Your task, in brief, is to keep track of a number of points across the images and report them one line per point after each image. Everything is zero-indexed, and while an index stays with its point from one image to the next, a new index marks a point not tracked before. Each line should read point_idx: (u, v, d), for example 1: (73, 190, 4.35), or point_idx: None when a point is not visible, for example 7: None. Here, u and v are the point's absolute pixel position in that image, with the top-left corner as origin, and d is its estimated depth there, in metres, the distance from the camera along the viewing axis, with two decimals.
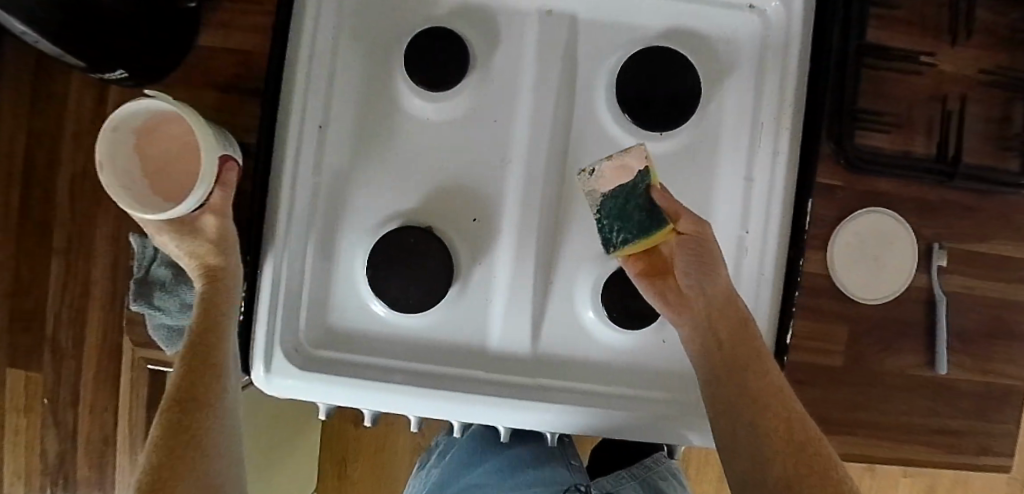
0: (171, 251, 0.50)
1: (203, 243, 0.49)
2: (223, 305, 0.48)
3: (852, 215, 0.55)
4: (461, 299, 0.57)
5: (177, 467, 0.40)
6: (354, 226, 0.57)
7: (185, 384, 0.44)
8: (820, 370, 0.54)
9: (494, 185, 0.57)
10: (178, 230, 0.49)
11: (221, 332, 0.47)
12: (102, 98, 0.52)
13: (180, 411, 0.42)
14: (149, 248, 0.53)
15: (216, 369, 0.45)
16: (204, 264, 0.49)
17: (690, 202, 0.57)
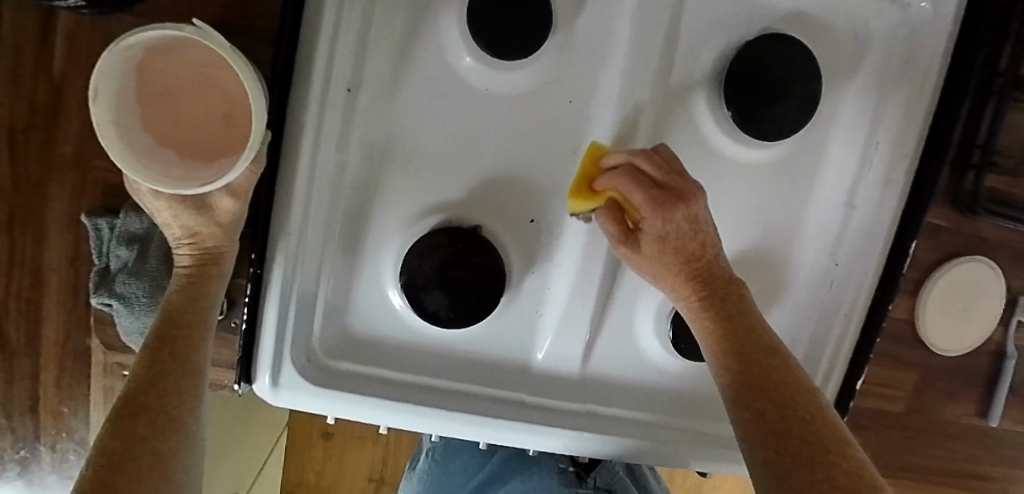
0: (156, 214, 0.39)
1: (209, 222, 0.39)
2: (209, 301, 0.40)
3: (951, 262, 0.50)
4: (507, 312, 0.49)
5: (150, 456, 0.34)
6: (386, 216, 0.47)
7: (158, 364, 0.37)
8: (880, 415, 0.52)
9: (560, 183, 0.47)
10: (178, 200, 0.38)
11: (203, 316, 0.40)
12: (47, 32, 0.40)
13: (135, 422, 0.35)
14: (104, 230, 0.42)
15: (192, 375, 0.38)
16: (194, 241, 0.39)
17: (783, 225, 0.49)
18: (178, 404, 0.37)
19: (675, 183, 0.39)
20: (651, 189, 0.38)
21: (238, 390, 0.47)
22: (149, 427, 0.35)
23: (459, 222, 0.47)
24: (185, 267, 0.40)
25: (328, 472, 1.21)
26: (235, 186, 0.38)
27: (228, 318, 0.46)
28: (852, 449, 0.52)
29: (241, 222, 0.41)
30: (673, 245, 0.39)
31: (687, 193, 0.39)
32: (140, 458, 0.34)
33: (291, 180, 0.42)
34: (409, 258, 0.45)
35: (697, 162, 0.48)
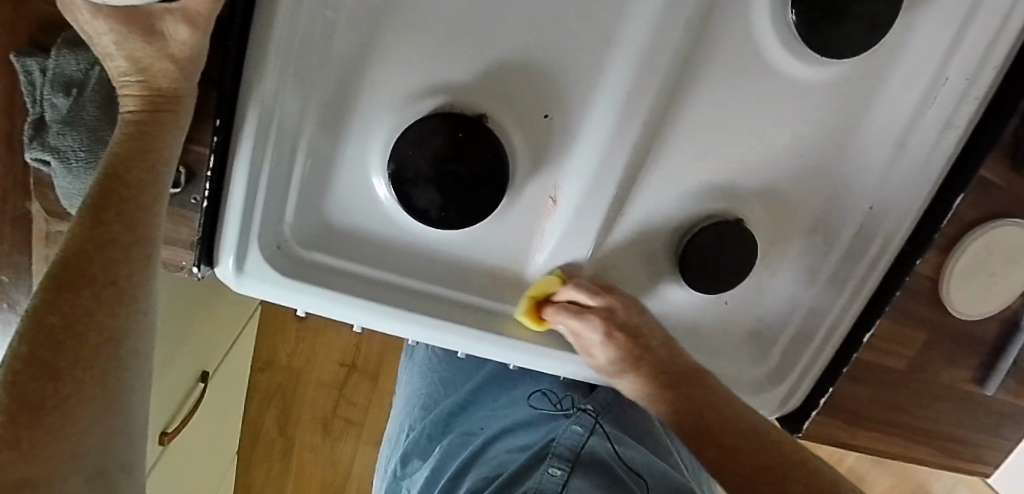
0: (95, 38, 0.32)
1: (160, 54, 0.32)
2: (159, 153, 0.33)
3: (991, 221, 0.45)
4: (505, 219, 0.44)
5: (93, 334, 0.30)
6: (377, 91, 0.40)
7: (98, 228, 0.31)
8: (879, 370, 0.49)
9: (583, 79, 0.40)
10: (123, 20, 0.31)
11: (153, 172, 0.33)
12: None
13: (76, 295, 0.30)
14: (35, 73, 0.35)
15: (144, 245, 0.33)
16: (144, 78, 0.33)
17: (820, 157, 0.44)
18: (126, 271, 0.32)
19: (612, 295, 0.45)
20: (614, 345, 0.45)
21: (197, 275, 0.42)
22: (94, 301, 0.31)
23: (461, 109, 0.41)
24: (133, 110, 0.33)
25: (302, 352, 1.24)
26: (193, 17, 0.32)
27: (186, 193, 0.39)
28: (843, 400, 0.50)
29: (199, 63, 0.34)
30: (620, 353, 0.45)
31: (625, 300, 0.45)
32: (82, 336, 0.30)
33: (268, 29, 0.36)
34: (400, 144, 0.40)
35: (745, 73, 0.41)
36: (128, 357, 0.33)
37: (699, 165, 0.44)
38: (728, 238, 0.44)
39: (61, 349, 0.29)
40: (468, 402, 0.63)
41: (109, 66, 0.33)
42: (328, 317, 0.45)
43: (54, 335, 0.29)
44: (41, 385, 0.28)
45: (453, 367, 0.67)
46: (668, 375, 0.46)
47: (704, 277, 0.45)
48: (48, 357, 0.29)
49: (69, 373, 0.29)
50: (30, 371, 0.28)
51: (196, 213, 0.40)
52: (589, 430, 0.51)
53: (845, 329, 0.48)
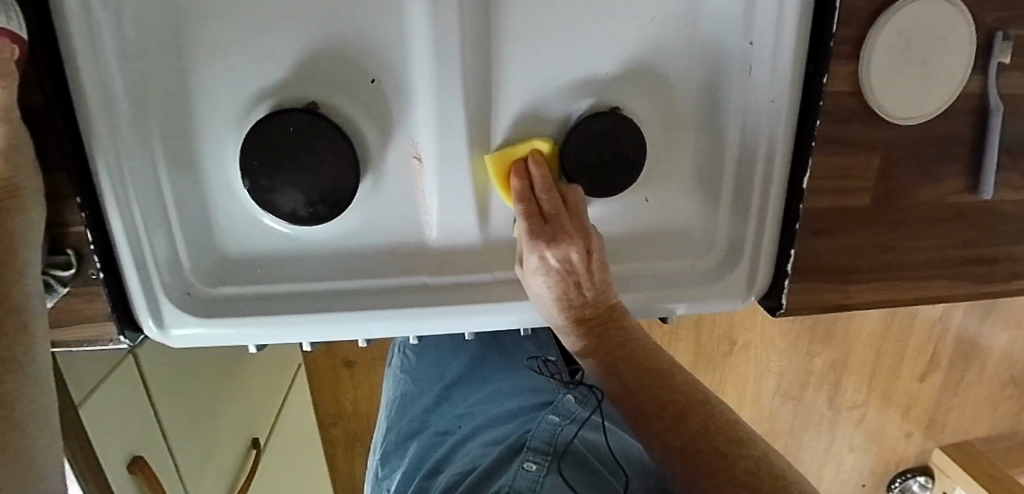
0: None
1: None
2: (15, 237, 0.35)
3: (890, 11, 0.39)
4: (378, 195, 0.43)
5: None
6: (210, 118, 0.42)
7: None
8: (841, 213, 0.44)
9: (387, 32, 0.39)
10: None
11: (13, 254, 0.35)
12: None
13: None
14: None
15: (22, 318, 0.35)
16: None
17: (671, 14, 0.40)
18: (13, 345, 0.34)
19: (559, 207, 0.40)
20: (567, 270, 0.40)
21: (128, 342, 0.45)
22: None
23: (291, 105, 0.41)
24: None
25: (362, 396, 1.22)
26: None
27: (84, 270, 0.42)
28: (816, 258, 0.45)
29: (25, 148, 0.37)
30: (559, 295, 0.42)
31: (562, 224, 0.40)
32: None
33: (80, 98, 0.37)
34: (245, 159, 0.40)
35: None
36: (30, 426, 0.33)
37: (545, 72, 0.41)
38: (616, 133, 0.41)
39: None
40: (446, 397, 0.65)
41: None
42: (263, 343, 0.46)
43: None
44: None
45: (427, 365, 0.67)
46: (598, 312, 0.43)
47: (596, 179, 0.42)
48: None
49: None
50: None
51: (99, 286, 0.42)
52: (567, 419, 0.55)
53: (783, 182, 0.43)
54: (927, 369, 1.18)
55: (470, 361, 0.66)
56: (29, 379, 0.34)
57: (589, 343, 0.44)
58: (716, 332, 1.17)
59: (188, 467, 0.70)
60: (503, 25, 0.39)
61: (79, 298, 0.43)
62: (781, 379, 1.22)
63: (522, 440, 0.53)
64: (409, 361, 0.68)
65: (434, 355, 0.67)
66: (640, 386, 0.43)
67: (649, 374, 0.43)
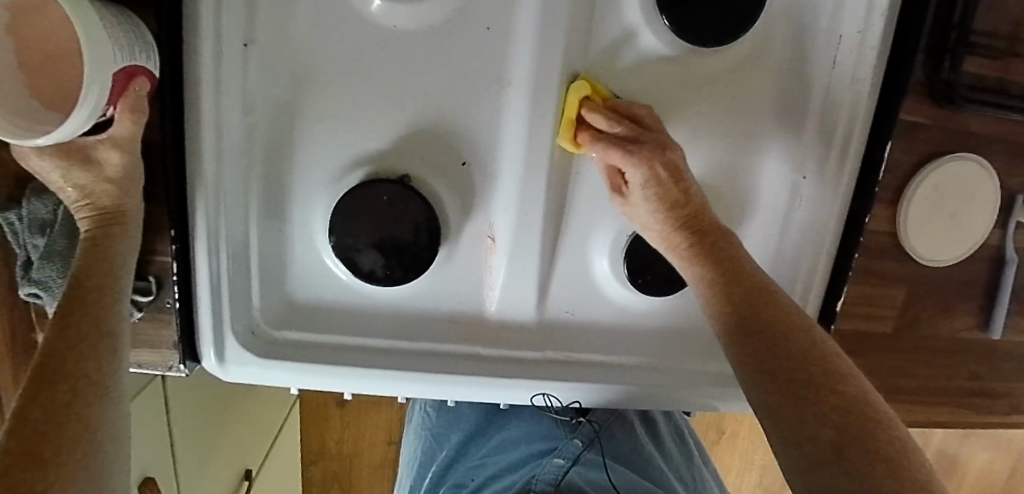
0: (46, 176, 0.38)
1: (99, 178, 0.38)
2: (114, 263, 0.38)
3: (928, 165, 0.44)
4: (451, 264, 0.47)
5: (80, 420, 0.33)
6: (306, 174, 0.44)
7: (64, 331, 0.35)
8: (867, 337, 0.48)
9: (487, 121, 0.44)
10: (64, 156, 0.38)
11: (112, 277, 0.38)
12: None
13: (54, 390, 0.33)
14: (13, 224, 0.42)
15: (111, 339, 0.37)
16: (92, 202, 0.39)
17: (737, 141, 0.45)
18: (99, 367, 0.36)
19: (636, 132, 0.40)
20: (629, 139, 0.39)
21: (185, 371, 0.46)
22: (70, 394, 0.34)
23: (386, 174, 0.44)
24: (86, 230, 0.39)
25: (349, 437, 1.21)
26: (121, 142, 0.37)
27: (160, 298, 0.44)
28: None
29: (137, 178, 0.40)
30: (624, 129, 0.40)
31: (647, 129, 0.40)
32: (65, 426, 0.33)
33: (195, 142, 0.40)
34: (334, 217, 0.43)
35: (637, 82, 0.43)
36: (106, 449, 0.35)
37: None
38: None
39: (46, 439, 0.32)
40: (459, 453, 0.66)
41: (64, 197, 0.39)
42: (310, 389, 0.47)
43: (37, 427, 0.32)
44: (30, 475, 0.30)
45: (444, 423, 0.70)
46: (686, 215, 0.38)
47: (653, 279, 0.46)
48: (36, 448, 0.31)
49: (56, 461, 0.31)
50: (18, 462, 0.30)
51: (171, 315, 0.44)
52: (571, 460, 0.57)
53: (822, 301, 0.46)
54: None
55: (478, 415, 0.68)
56: (107, 400, 0.36)
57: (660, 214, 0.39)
58: (706, 416, 1.19)
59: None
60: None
61: (150, 324, 0.44)
62: (763, 471, 1.23)
63: (528, 484, 0.53)
64: (428, 418, 0.71)
65: (450, 413, 0.70)
66: (758, 335, 0.33)
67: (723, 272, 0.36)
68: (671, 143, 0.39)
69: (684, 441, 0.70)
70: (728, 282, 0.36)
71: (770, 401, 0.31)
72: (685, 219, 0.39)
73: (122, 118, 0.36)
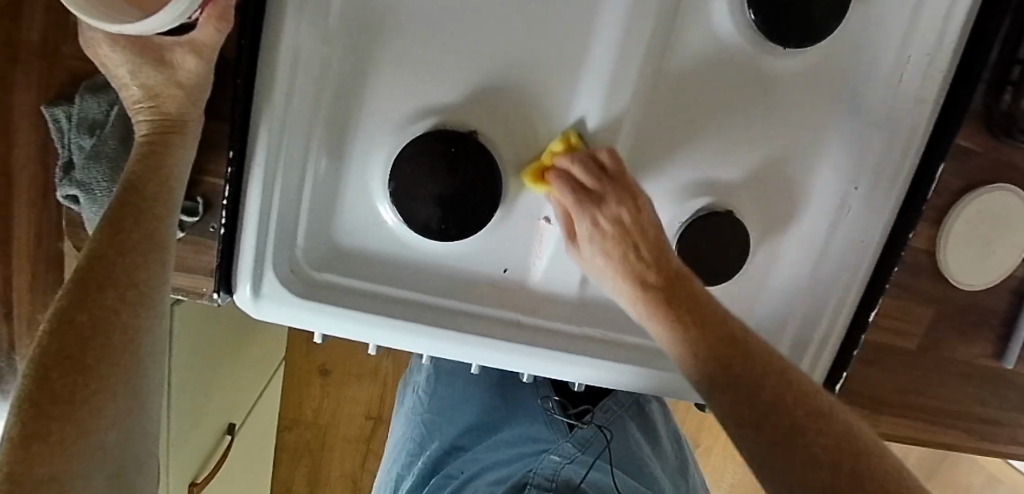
0: (113, 71, 0.36)
1: (169, 81, 0.37)
2: (170, 173, 0.36)
3: (974, 190, 0.46)
4: (500, 231, 0.46)
5: (120, 332, 0.32)
6: (371, 116, 0.43)
7: (115, 232, 0.33)
8: (892, 351, 0.49)
9: (563, 86, 0.43)
10: (137, 51, 0.36)
11: (168, 188, 0.36)
12: None
13: (102, 295, 0.31)
14: (61, 121, 0.41)
15: (162, 251, 0.35)
16: (156, 106, 0.37)
17: (799, 144, 0.46)
18: (149, 276, 0.34)
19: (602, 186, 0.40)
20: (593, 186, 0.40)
21: (217, 301, 0.45)
22: (118, 301, 0.32)
23: (454, 127, 0.43)
24: (145, 134, 0.37)
25: (328, 408, 1.18)
26: (200, 48, 0.36)
27: (205, 221, 0.43)
28: (863, 386, 0.50)
29: (205, 90, 0.38)
30: (586, 177, 0.40)
31: (625, 188, 0.40)
32: (109, 337, 0.31)
33: (271, 63, 0.39)
34: (398, 164, 0.42)
35: (714, 69, 0.43)
36: (144, 363, 0.33)
37: (679, 160, 0.45)
38: (726, 229, 0.45)
39: (89, 346, 0.30)
40: (455, 445, 0.67)
41: (125, 96, 0.38)
42: (340, 337, 0.46)
43: (81, 332, 0.30)
44: (69, 381, 0.29)
45: (435, 408, 0.70)
46: (664, 268, 0.38)
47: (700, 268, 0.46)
48: (77, 353, 0.29)
49: (96, 370, 0.30)
50: (59, 366, 0.29)
51: (214, 240, 0.43)
52: (568, 458, 0.58)
53: (854, 310, 0.48)
54: None
55: (474, 399, 0.69)
56: (152, 313, 0.34)
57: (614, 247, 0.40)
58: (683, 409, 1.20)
59: (175, 438, 0.68)
60: (656, 112, 0.44)
61: (189, 247, 0.43)
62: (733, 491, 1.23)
63: (524, 479, 0.56)
64: (421, 401, 0.71)
65: (445, 396, 0.70)
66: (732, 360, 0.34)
67: (710, 345, 0.35)
68: (636, 187, 0.40)
69: (680, 453, 0.73)
70: (722, 360, 0.34)
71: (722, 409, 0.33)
72: (646, 269, 0.38)
73: (206, 25, 0.36)
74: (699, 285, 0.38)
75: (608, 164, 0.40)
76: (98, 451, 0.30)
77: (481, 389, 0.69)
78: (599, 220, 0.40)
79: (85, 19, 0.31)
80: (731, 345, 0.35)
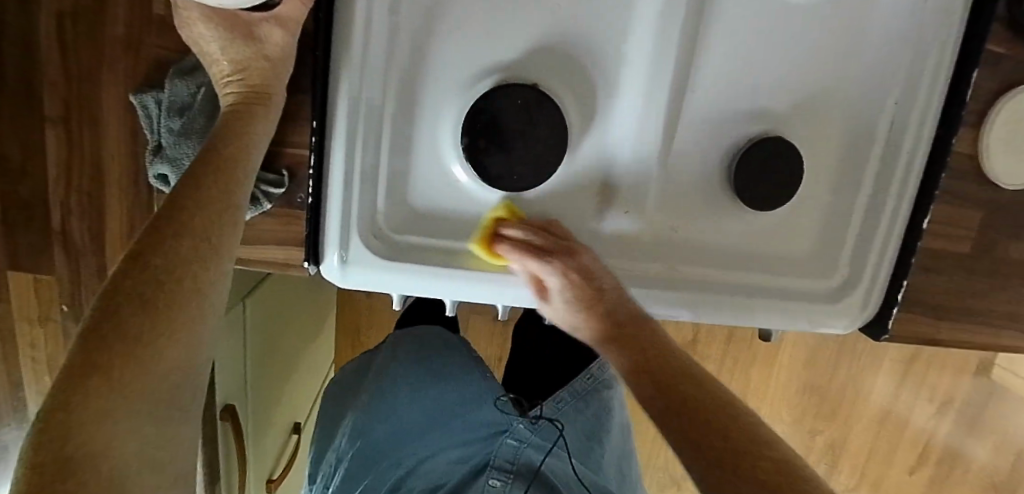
0: (205, 47, 0.39)
1: (257, 54, 0.39)
2: (249, 139, 0.38)
3: (1010, 92, 0.48)
4: (569, 177, 0.49)
5: (189, 283, 0.32)
6: (437, 80, 0.46)
7: (197, 185, 0.34)
8: (945, 256, 0.52)
9: (614, 32, 0.46)
10: (228, 27, 0.39)
11: (247, 152, 0.38)
12: None
13: (178, 243, 0.32)
14: (150, 105, 0.43)
15: (235, 211, 0.36)
16: (243, 78, 0.39)
17: (838, 66, 0.48)
18: (222, 234, 0.35)
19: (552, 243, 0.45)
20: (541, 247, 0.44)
21: (309, 270, 0.47)
22: (193, 250, 0.33)
23: (516, 82, 0.46)
24: (233, 103, 0.39)
25: None
26: (285, 22, 0.40)
27: (293, 192, 0.45)
28: (920, 293, 0.52)
29: (288, 62, 0.41)
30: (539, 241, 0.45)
31: (569, 246, 0.44)
32: (181, 281, 0.31)
33: (346, 33, 0.42)
34: (470, 120, 0.45)
35: (753, 2, 0.46)
36: (210, 316, 0.34)
37: (728, 93, 0.48)
38: (778, 153, 0.47)
39: (161, 287, 0.31)
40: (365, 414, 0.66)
41: (216, 72, 0.40)
42: (424, 296, 0.49)
43: (155, 274, 0.31)
44: (138, 317, 0.29)
45: (405, 371, 0.67)
46: (603, 314, 0.43)
47: (759, 193, 0.48)
48: (149, 293, 0.30)
49: (164, 310, 0.30)
50: (129, 303, 0.29)
51: (302, 210, 0.46)
52: (524, 441, 0.62)
53: (907, 220, 0.50)
54: (918, 462, 1.16)
55: (450, 368, 0.67)
56: None
57: (579, 307, 0.44)
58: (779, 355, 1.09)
59: (252, 432, 0.70)
60: (690, 55, 0.46)
61: (278, 219, 0.46)
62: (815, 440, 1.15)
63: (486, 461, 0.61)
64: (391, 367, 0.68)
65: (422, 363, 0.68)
66: (676, 384, 0.37)
67: (654, 379, 0.38)
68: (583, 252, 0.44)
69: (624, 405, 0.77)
70: (644, 369, 0.39)
71: (680, 429, 0.34)
72: (614, 323, 0.42)
73: None
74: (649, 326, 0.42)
75: (561, 233, 0.46)
76: (151, 400, 0.29)
77: (450, 364, 0.67)
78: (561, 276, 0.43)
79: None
80: (711, 399, 0.36)
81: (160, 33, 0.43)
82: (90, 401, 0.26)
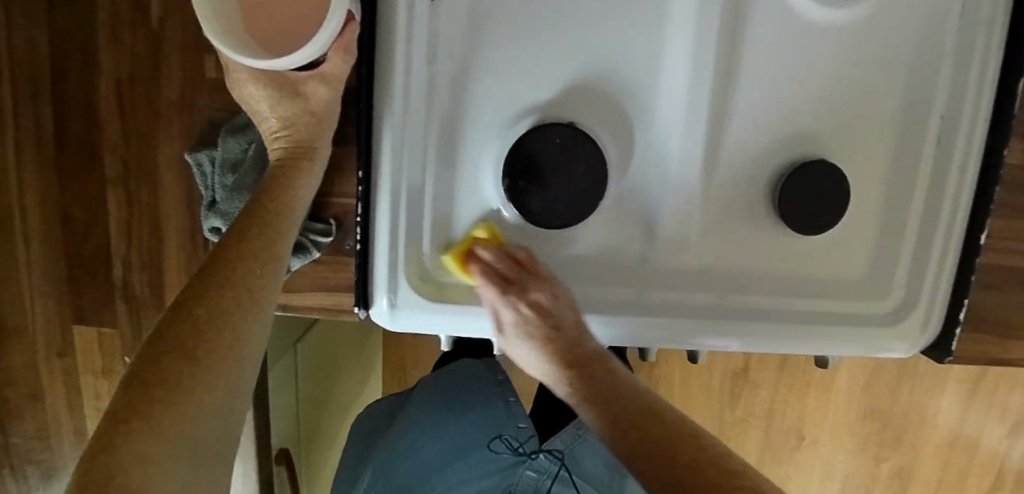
0: (256, 106, 0.42)
1: (303, 111, 0.41)
2: (293, 193, 0.40)
3: None
4: (613, 210, 0.49)
5: (227, 334, 0.33)
6: (476, 123, 0.47)
7: (239, 240, 0.36)
8: (1007, 271, 0.50)
9: (648, 67, 0.46)
10: (277, 86, 0.41)
11: (288, 207, 0.39)
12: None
13: (219, 294, 0.34)
14: (204, 164, 0.45)
15: (277, 263, 0.37)
16: (291, 134, 0.41)
17: (876, 84, 0.48)
18: (260, 285, 0.36)
19: (516, 276, 0.45)
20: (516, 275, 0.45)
21: (359, 316, 0.48)
22: (232, 302, 0.34)
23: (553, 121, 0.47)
24: (280, 159, 0.41)
25: None
26: (329, 78, 0.41)
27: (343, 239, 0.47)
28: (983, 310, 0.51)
29: (333, 116, 0.42)
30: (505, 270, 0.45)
31: (539, 278, 0.45)
32: (221, 333, 0.33)
33: (387, 85, 0.43)
34: (510, 161, 0.46)
35: (784, 29, 0.46)
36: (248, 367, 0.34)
37: (766, 119, 0.48)
38: (821, 176, 0.47)
39: (201, 337, 0.32)
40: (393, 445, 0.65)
41: (265, 130, 0.42)
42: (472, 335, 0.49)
43: (197, 324, 0.32)
44: (176, 367, 0.30)
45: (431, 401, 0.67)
46: (572, 353, 0.45)
47: (808, 218, 0.47)
48: (188, 343, 0.31)
49: (203, 362, 0.31)
50: (172, 353, 0.31)
51: (352, 257, 0.47)
52: (546, 473, 0.61)
53: (961, 236, 0.49)
54: (992, 485, 1.09)
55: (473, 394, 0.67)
56: None
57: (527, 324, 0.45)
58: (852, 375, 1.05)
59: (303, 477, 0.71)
60: (720, 87, 0.47)
61: (329, 266, 0.48)
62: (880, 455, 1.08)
63: None
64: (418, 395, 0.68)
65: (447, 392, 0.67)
66: (647, 424, 0.39)
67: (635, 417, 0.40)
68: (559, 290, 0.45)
69: None
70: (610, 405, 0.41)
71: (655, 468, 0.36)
72: (572, 361, 0.44)
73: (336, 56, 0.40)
74: (627, 375, 0.44)
75: (557, 289, 0.45)
76: (195, 453, 0.29)
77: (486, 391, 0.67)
78: (521, 307, 0.44)
79: (246, 60, 0.36)
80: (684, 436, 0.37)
81: (214, 96, 0.45)
82: (134, 436, 0.27)
